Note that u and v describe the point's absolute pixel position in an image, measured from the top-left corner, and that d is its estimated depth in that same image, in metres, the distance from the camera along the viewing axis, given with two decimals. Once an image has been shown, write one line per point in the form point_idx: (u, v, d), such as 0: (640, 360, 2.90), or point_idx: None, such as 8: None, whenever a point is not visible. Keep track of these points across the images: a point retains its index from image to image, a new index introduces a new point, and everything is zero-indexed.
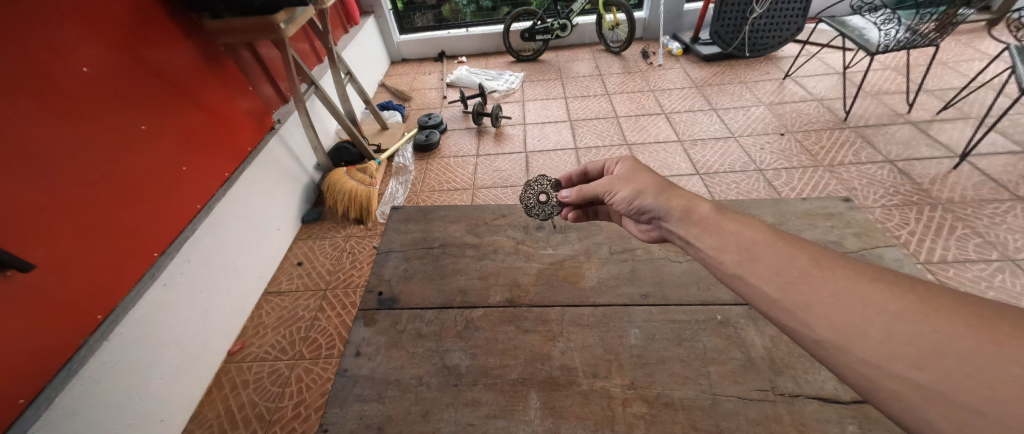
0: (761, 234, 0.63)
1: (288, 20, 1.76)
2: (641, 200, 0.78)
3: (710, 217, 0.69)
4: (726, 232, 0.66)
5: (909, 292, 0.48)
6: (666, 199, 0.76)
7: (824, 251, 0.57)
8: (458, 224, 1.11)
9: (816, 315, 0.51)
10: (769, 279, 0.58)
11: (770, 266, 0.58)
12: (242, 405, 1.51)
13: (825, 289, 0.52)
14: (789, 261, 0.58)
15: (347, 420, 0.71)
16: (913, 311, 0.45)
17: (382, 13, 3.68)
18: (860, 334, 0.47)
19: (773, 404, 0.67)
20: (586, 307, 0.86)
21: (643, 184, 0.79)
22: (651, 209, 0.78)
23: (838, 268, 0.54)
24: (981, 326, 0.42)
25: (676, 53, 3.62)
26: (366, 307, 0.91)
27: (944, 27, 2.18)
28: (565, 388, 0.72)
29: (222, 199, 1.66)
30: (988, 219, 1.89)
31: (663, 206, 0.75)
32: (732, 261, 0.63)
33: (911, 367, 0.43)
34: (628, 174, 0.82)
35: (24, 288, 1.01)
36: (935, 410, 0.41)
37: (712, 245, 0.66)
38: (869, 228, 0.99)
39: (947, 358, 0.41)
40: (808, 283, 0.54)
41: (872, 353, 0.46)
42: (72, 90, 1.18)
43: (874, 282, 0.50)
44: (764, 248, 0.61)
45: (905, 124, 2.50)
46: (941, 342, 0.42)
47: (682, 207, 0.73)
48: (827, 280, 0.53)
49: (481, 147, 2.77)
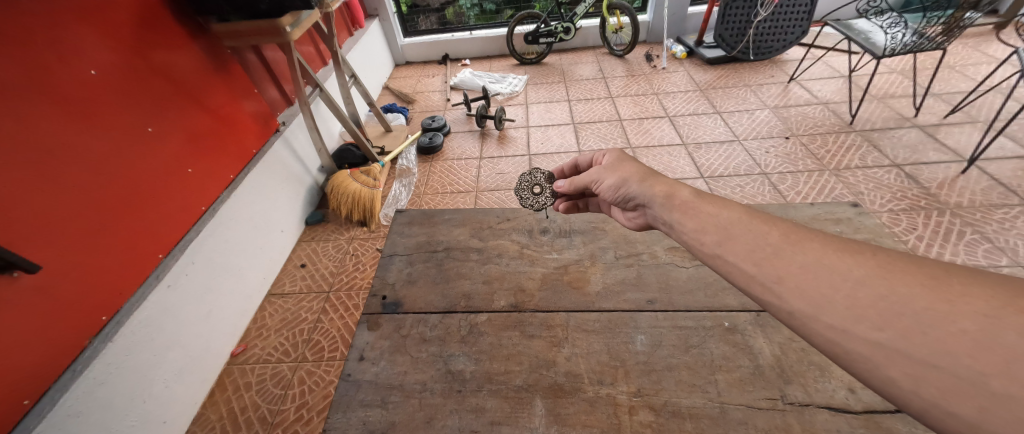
0: (739, 214, 0.63)
1: (294, 23, 1.75)
2: (626, 188, 0.79)
3: (694, 202, 0.68)
4: (706, 215, 0.65)
5: (869, 257, 0.48)
6: (649, 185, 0.75)
7: (793, 225, 0.57)
8: (463, 227, 1.11)
9: (789, 287, 0.51)
10: (745, 256, 0.57)
11: (745, 244, 0.58)
12: (245, 407, 1.50)
13: (794, 262, 0.52)
14: (761, 237, 0.57)
15: (351, 425, 0.71)
16: (875, 276, 0.46)
17: (387, 16, 3.70)
18: (827, 302, 0.47)
19: (783, 413, 0.66)
20: (591, 312, 0.85)
21: (628, 172, 0.79)
22: (636, 197, 0.78)
23: (807, 242, 0.54)
24: (934, 286, 0.43)
25: (680, 56, 3.63)
26: (369, 312, 0.90)
27: (951, 30, 2.18)
28: (571, 395, 0.71)
29: (227, 201, 1.67)
30: (997, 224, 1.86)
31: (646, 193, 0.75)
32: (711, 241, 0.62)
33: (872, 329, 0.43)
34: (614, 163, 0.83)
35: (33, 289, 1.02)
36: (896, 368, 0.41)
37: (693, 228, 0.66)
38: (878, 234, 0.98)
39: (904, 317, 0.42)
40: (779, 257, 0.54)
41: (837, 318, 0.46)
42: (82, 92, 1.19)
43: (838, 252, 0.51)
44: (739, 228, 0.60)
45: (912, 128, 2.48)
46: (898, 303, 0.43)
47: (665, 193, 0.73)
48: (797, 253, 0.53)
49: (485, 150, 2.77)
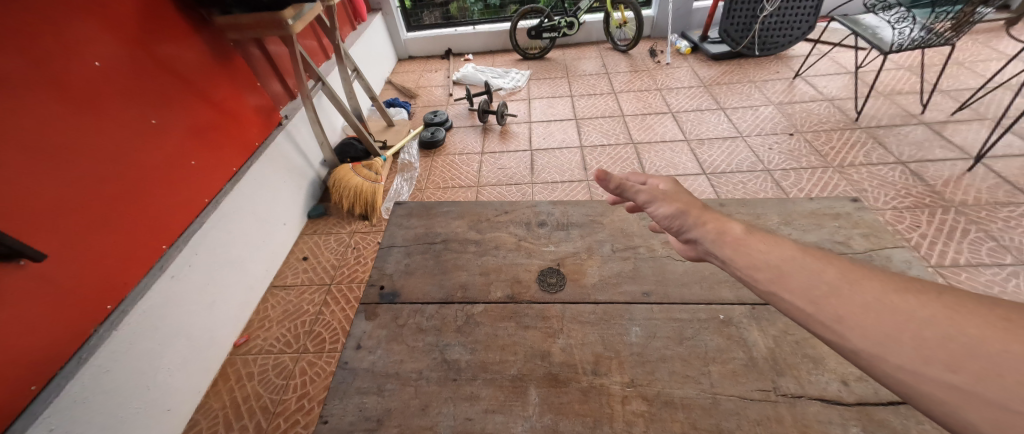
0: (793, 251, 0.57)
1: (296, 16, 1.76)
2: (679, 220, 0.69)
3: (744, 239, 0.62)
4: (757, 252, 0.59)
5: (934, 298, 0.44)
6: (703, 219, 0.68)
7: (850, 264, 0.53)
8: (461, 220, 1.11)
9: (850, 326, 0.45)
10: (799, 292, 0.51)
11: (799, 280, 0.53)
12: (248, 396, 1.53)
13: (853, 300, 0.47)
14: (816, 274, 0.52)
15: (347, 412, 0.71)
16: (941, 317, 0.41)
17: (390, 11, 3.70)
18: (891, 341, 0.42)
19: (775, 405, 0.66)
20: (587, 304, 0.86)
21: (685, 203, 0.71)
22: (688, 231, 0.69)
23: (866, 280, 0.49)
24: (1010, 327, 0.37)
25: (685, 52, 3.60)
26: (367, 301, 0.91)
27: (961, 26, 2.12)
28: (564, 385, 0.72)
29: (229, 194, 1.69)
30: (1003, 223, 1.84)
31: (700, 227, 0.67)
32: (761, 278, 0.56)
33: (944, 371, 0.38)
34: (671, 192, 0.74)
35: (38, 278, 1.03)
36: (976, 413, 0.35)
37: (744, 264, 0.59)
38: (877, 229, 0.97)
39: (979, 359, 0.37)
40: (837, 295, 0.49)
41: (903, 357, 0.41)
42: (85, 84, 1.20)
43: (899, 291, 0.46)
44: (793, 264, 0.55)
45: (918, 125, 2.45)
46: (970, 346, 0.38)
47: (715, 229, 0.66)
48: (856, 293, 0.48)
49: (487, 144, 2.78)
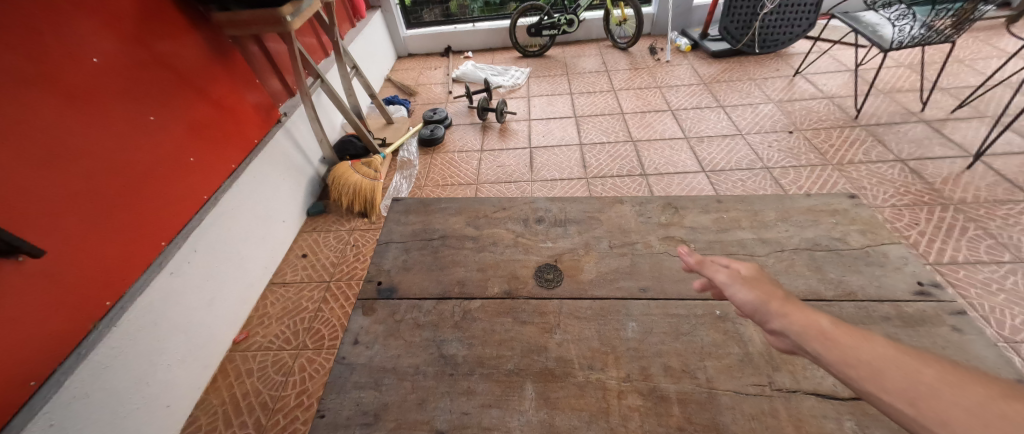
0: (896, 351, 0.49)
1: (294, 13, 1.76)
2: (759, 309, 0.62)
3: (832, 332, 0.54)
4: (849, 348, 0.51)
5: None
6: (789, 312, 0.59)
7: (968, 370, 0.44)
8: (458, 216, 1.11)
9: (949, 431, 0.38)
10: (895, 395, 0.45)
11: (896, 382, 0.46)
12: (247, 393, 1.53)
13: (952, 405, 0.40)
14: (913, 376, 0.45)
15: (343, 407, 0.72)
16: None
17: (389, 8, 3.69)
18: None
19: (770, 399, 0.66)
20: (584, 299, 0.86)
21: (766, 292, 0.64)
22: (772, 322, 0.60)
23: (972, 384, 0.41)
24: None
25: (685, 49, 3.59)
26: (364, 296, 0.92)
27: (961, 23, 2.12)
28: (561, 379, 0.72)
29: (228, 190, 1.69)
30: (1001, 220, 1.85)
31: (787, 320, 0.58)
32: (856, 376, 0.49)
33: None
34: (752, 279, 0.67)
35: (36, 273, 1.03)
36: None
37: (833, 360, 0.51)
38: (874, 225, 0.97)
39: None
40: (937, 398, 0.42)
41: None
42: (84, 80, 1.20)
43: (1013, 398, 0.38)
44: (890, 364, 0.48)
45: (918, 123, 2.45)
46: None
47: (804, 323, 0.57)
48: (956, 398, 0.41)
49: (486, 142, 2.78)
